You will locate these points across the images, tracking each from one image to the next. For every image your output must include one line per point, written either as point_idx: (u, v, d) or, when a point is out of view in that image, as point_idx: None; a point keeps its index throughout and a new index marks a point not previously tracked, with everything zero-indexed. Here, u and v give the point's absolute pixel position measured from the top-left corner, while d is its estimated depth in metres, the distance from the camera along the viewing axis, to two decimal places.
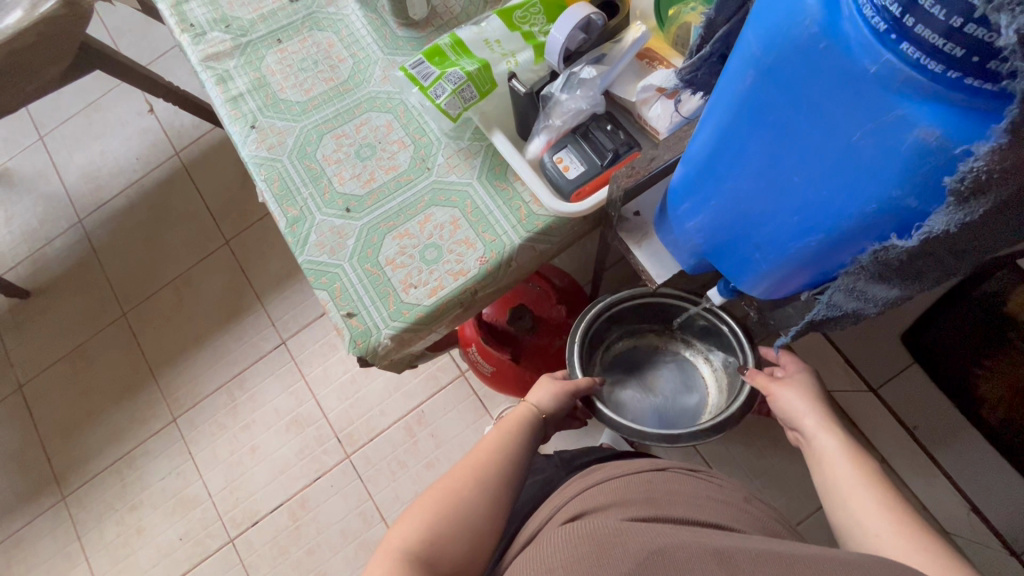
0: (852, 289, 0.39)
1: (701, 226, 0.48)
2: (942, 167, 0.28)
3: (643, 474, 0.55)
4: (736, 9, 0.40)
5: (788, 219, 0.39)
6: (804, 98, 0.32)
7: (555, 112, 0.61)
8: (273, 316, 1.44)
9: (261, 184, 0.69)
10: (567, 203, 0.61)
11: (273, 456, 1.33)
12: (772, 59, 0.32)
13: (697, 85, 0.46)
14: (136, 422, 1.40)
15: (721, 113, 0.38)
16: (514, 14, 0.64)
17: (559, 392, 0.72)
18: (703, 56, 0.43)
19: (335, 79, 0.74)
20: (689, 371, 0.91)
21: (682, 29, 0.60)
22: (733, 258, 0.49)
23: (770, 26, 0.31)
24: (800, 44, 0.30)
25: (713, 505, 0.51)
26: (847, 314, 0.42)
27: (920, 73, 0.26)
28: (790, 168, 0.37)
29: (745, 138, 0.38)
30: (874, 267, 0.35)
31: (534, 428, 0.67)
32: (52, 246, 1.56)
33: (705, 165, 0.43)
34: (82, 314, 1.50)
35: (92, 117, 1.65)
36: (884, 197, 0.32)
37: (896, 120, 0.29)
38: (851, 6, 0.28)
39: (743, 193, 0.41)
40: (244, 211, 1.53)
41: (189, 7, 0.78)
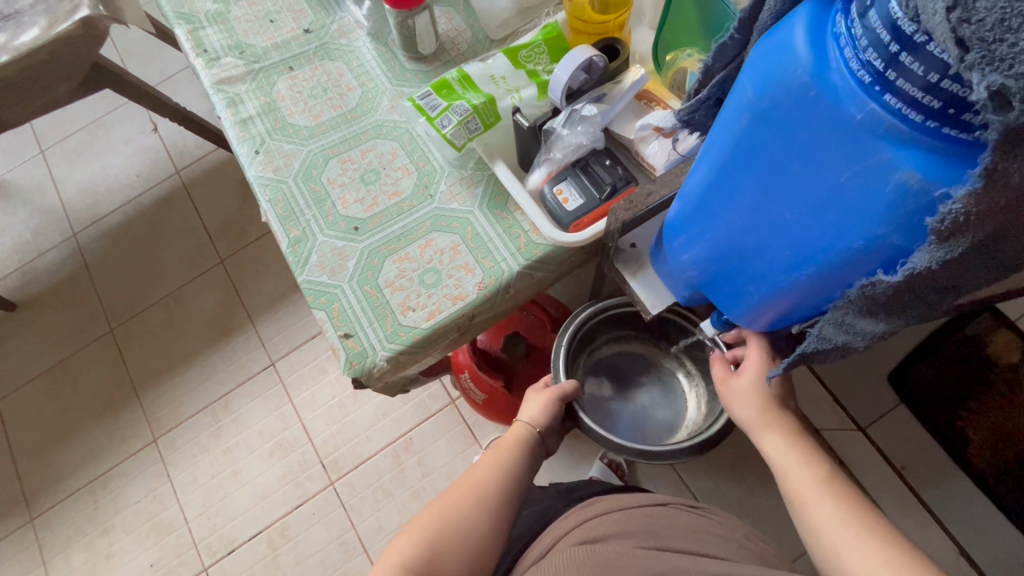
0: (842, 322, 0.39)
1: (696, 258, 0.49)
2: (922, 208, 0.30)
3: (643, 507, 0.55)
4: (731, 59, 0.42)
5: (780, 252, 0.41)
6: (795, 138, 0.34)
7: (555, 145, 0.62)
8: (263, 338, 1.43)
9: (265, 206, 0.70)
10: (565, 233, 0.62)
11: (255, 481, 1.31)
12: (765, 103, 0.35)
13: (694, 125, 0.48)
14: (115, 441, 1.37)
15: (717, 152, 0.40)
16: (520, 53, 0.67)
17: (553, 408, 0.70)
18: (701, 99, 0.45)
19: (343, 106, 0.77)
20: (672, 390, 0.91)
21: (679, 73, 0.63)
22: (724, 289, 0.50)
23: (763, 75, 0.34)
24: (792, 91, 0.33)
25: (714, 540, 0.51)
26: (837, 347, 0.42)
27: (901, 121, 0.29)
28: (780, 205, 0.38)
29: (741, 176, 0.40)
30: (862, 302, 0.36)
31: (533, 453, 0.68)
32: (43, 259, 1.55)
33: (699, 200, 0.45)
34: (70, 329, 1.48)
35: (95, 134, 1.67)
36: (871, 234, 0.34)
37: (880, 164, 0.31)
38: (840, 60, 0.30)
39: (736, 226, 0.43)
40: (241, 231, 1.54)
41: (205, 33, 0.81)
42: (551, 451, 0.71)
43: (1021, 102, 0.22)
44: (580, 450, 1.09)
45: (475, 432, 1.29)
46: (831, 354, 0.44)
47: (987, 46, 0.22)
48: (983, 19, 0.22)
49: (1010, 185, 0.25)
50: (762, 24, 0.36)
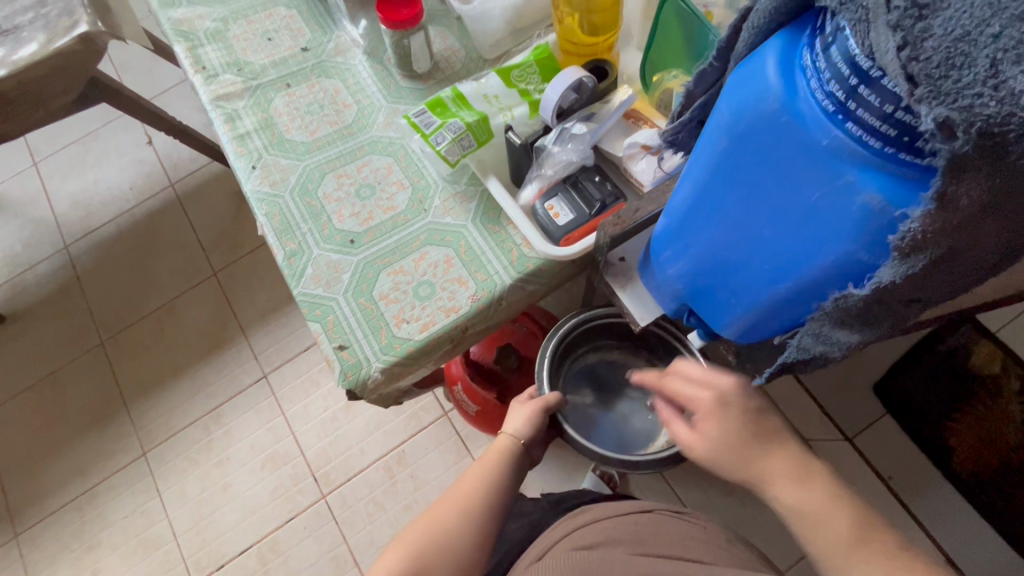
0: (819, 335, 0.41)
1: (682, 272, 0.51)
2: (885, 227, 0.32)
3: (630, 515, 0.56)
4: (711, 84, 0.44)
5: (760, 267, 0.43)
6: (769, 160, 0.36)
7: (547, 162, 0.64)
8: (256, 350, 1.43)
9: (262, 219, 0.71)
10: (557, 247, 0.64)
11: (245, 494, 1.30)
12: (742, 127, 0.36)
13: (678, 145, 0.51)
14: (104, 455, 1.36)
15: (699, 171, 0.42)
16: (512, 72, 0.69)
17: (537, 420, 0.71)
18: (684, 120, 0.47)
19: (339, 123, 0.78)
20: (650, 397, 0.91)
21: (665, 93, 0.66)
22: (708, 302, 0.52)
23: (739, 101, 0.36)
24: (765, 116, 0.35)
25: (699, 545, 0.52)
26: (814, 359, 0.44)
27: (863, 147, 0.31)
28: (759, 222, 0.40)
29: (722, 194, 0.42)
30: (837, 315, 0.38)
31: (517, 466, 0.67)
32: (34, 271, 1.54)
33: (683, 216, 0.47)
34: (60, 341, 1.47)
35: (89, 147, 1.67)
36: (841, 251, 0.35)
37: (846, 185, 0.33)
38: (808, 89, 0.32)
39: (718, 242, 0.45)
40: (234, 244, 1.54)
41: (204, 50, 0.82)
42: (536, 463, 0.71)
43: (965, 133, 0.24)
44: (572, 461, 1.09)
45: (468, 444, 1.29)
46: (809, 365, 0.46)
47: (933, 82, 0.25)
48: (930, 58, 0.25)
49: (960, 209, 0.27)
50: (738, 53, 0.38)
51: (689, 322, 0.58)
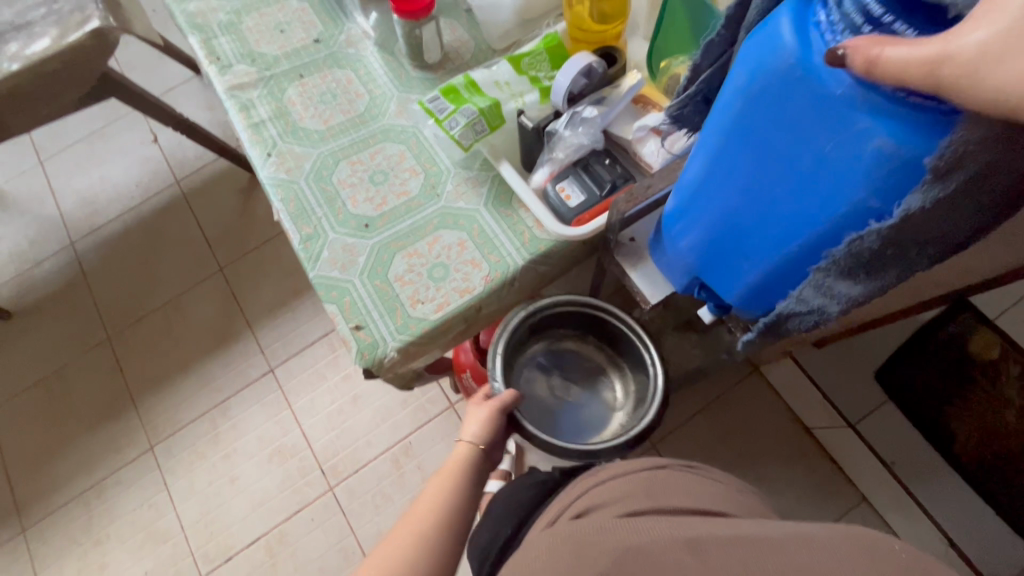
0: (820, 285, 0.42)
1: (696, 242, 0.53)
2: (899, 169, 0.33)
3: (641, 472, 0.60)
4: (717, 56, 0.46)
5: (774, 226, 0.44)
6: (783, 116, 0.38)
7: (558, 146, 0.66)
8: (262, 344, 1.44)
9: (278, 205, 0.73)
10: (568, 227, 0.65)
11: (252, 487, 1.31)
12: (756, 87, 0.38)
13: (682, 121, 0.52)
14: (111, 449, 1.36)
15: (714, 137, 0.44)
16: (523, 60, 0.71)
17: (494, 422, 0.74)
18: (690, 95, 0.49)
19: (351, 112, 0.80)
20: (603, 387, 0.93)
21: (672, 79, 0.68)
22: (719, 270, 0.53)
23: (753, 61, 0.37)
24: (779, 72, 0.36)
25: (706, 491, 0.57)
26: (815, 314, 0.45)
27: (874, 93, 0.32)
28: (773, 181, 0.42)
29: (736, 156, 0.43)
30: (847, 264, 0.39)
31: (480, 469, 0.71)
32: (41, 268, 1.55)
33: (698, 185, 0.49)
34: (66, 337, 1.48)
35: (95, 145, 1.68)
36: (855, 199, 0.36)
37: (860, 131, 0.34)
38: (821, 44, 0.34)
39: (732, 206, 0.46)
40: (240, 240, 1.55)
41: (218, 42, 0.84)
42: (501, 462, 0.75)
43: None
44: None
45: None
46: (808, 320, 0.47)
47: None
48: None
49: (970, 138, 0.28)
50: (750, 21, 0.40)
51: (700, 295, 0.59)
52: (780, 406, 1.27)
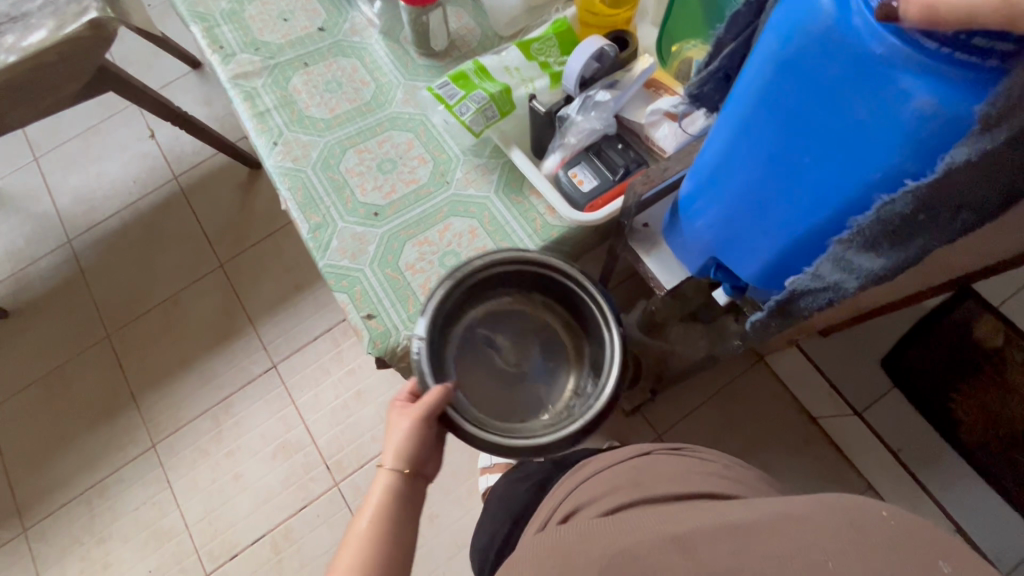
0: (840, 259, 0.42)
1: (717, 219, 0.53)
2: (937, 133, 0.33)
3: (630, 462, 0.62)
4: (743, 28, 0.45)
5: (801, 197, 0.43)
6: (816, 79, 0.37)
7: (570, 130, 0.65)
8: (265, 340, 1.43)
9: (285, 194, 0.72)
10: (581, 212, 0.64)
11: (257, 484, 1.30)
12: (788, 52, 0.37)
13: (702, 99, 0.53)
14: (112, 448, 1.35)
15: (742, 107, 0.43)
16: (532, 46, 0.70)
17: (420, 433, 0.56)
18: (710, 71, 0.49)
19: (358, 100, 0.79)
20: (561, 354, 0.75)
21: (684, 62, 0.67)
22: (740, 246, 0.53)
23: (787, 24, 0.36)
24: (815, 36, 0.35)
25: (700, 477, 0.56)
26: (827, 289, 0.44)
27: (919, 51, 0.31)
28: (801, 149, 0.41)
29: (763, 126, 0.43)
30: (873, 233, 0.38)
31: (409, 497, 0.56)
32: (37, 265, 1.53)
33: (722, 157, 0.48)
34: (64, 335, 1.46)
35: (91, 140, 1.66)
36: (889, 165, 0.36)
37: (901, 93, 0.33)
38: (859, 4, 0.33)
39: (757, 178, 0.46)
40: (240, 235, 1.54)
41: (221, 30, 0.83)
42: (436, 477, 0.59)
43: None
44: None
45: None
46: (818, 300, 0.46)
47: None
48: None
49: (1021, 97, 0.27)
50: None
51: (715, 276, 0.59)
52: (786, 396, 1.27)
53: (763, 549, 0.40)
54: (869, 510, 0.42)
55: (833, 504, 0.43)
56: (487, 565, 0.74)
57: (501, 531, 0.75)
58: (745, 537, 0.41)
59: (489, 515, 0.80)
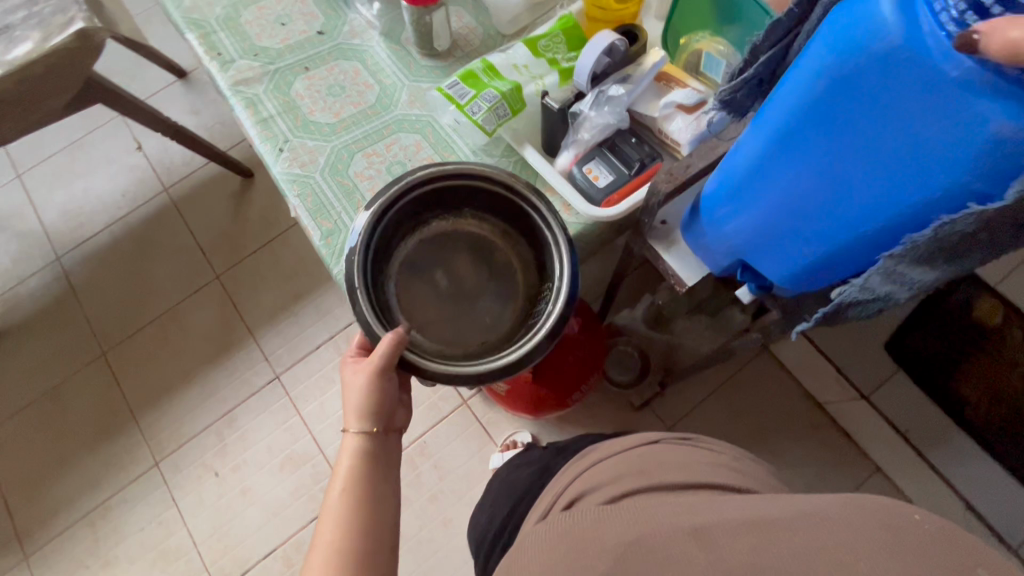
0: (891, 272, 0.43)
1: (746, 227, 0.53)
2: (1010, 156, 0.33)
3: (635, 450, 0.61)
4: (782, 35, 0.46)
5: (845, 208, 0.44)
6: (874, 96, 0.38)
7: (583, 126, 0.65)
8: (266, 351, 1.41)
9: (294, 201, 0.71)
10: (597, 208, 0.64)
11: (266, 498, 1.28)
12: (845, 69, 0.38)
13: (732, 105, 0.53)
14: (113, 468, 1.32)
15: (785, 118, 0.44)
16: (539, 42, 0.69)
17: (379, 388, 0.60)
18: (745, 79, 0.50)
19: (362, 103, 0.78)
20: (511, 274, 0.72)
21: (694, 55, 0.67)
22: (771, 254, 0.53)
23: (846, 43, 0.37)
24: (879, 55, 0.36)
25: (706, 467, 0.57)
26: (878, 297, 0.46)
27: (996, 74, 0.32)
28: (850, 162, 0.42)
29: (808, 138, 0.43)
30: (929, 248, 0.39)
31: (379, 450, 0.62)
32: (26, 285, 1.49)
33: (757, 167, 0.49)
34: (57, 355, 1.42)
35: (76, 155, 1.62)
36: (952, 183, 0.37)
37: (974, 115, 0.33)
38: (929, 25, 0.34)
39: (796, 188, 0.47)
40: (235, 245, 1.51)
41: (217, 37, 0.81)
42: (407, 424, 0.65)
43: None
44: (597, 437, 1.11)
45: (490, 431, 1.29)
46: (867, 308, 0.48)
47: None
48: None
49: None
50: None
51: (740, 277, 0.60)
52: (791, 383, 1.28)
53: (785, 546, 0.40)
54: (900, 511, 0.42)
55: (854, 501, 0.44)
56: (485, 547, 0.75)
57: (499, 515, 0.76)
58: (765, 533, 0.42)
59: (491, 498, 0.81)
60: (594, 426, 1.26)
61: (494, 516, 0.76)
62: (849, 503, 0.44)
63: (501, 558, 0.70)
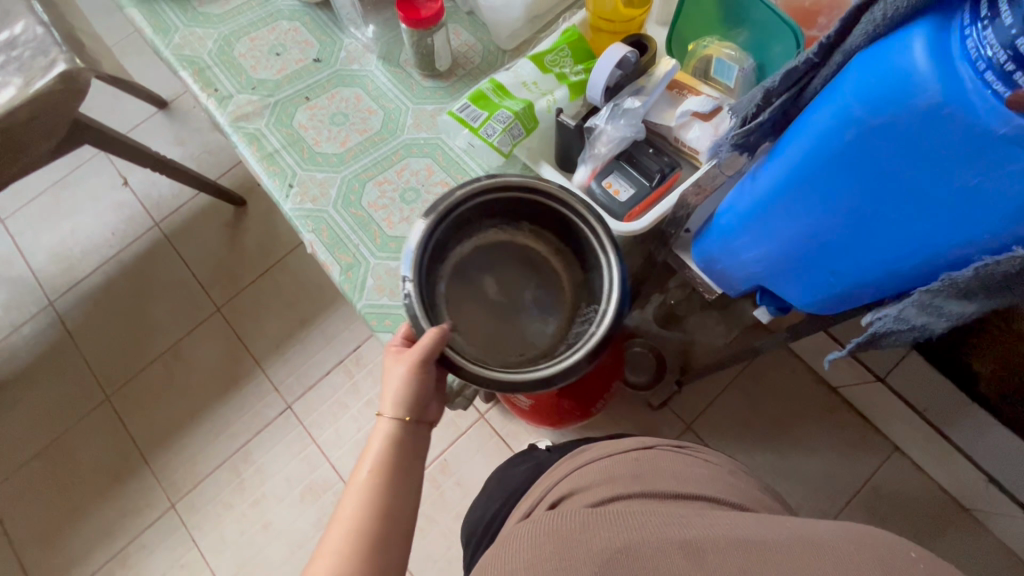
0: (928, 305, 0.43)
1: (772, 254, 0.55)
2: None
3: (630, 453, 0.61)
4: (793, 83, 0.47)
5: (883, 243, 0.46)
6: (914, 146, 0.39)
7: (599, 141, 0.64)
8: (275, 381, 1.38)
9: (310, 237, 0.70)
10: (620, 223, 0.63)
11: (289, 530, 1.26)
12: (882, 121, 0.39)
13: (746, 148, 0.53)
14: (129, 514, 1.29)
15: (815, 161, 0.45)
16: (545, 58, 0.69)
17: (417, 381, 0.58)
18: (758, 123, 0.50)
19: (368, 130, 0.76)
20: (558, 289, 0.71)
21: (702, 61, 0.67)
22: (803, 280, 0.55)
23: (885, 96, 0.38)
24: (920, 110, 0.37)
25: (701, 478, 0.57)
26: (913, 330, 0.46)
27: None
28: (887, 203, 0.43)
29: (840, 181, 0.44)
30: (967, 284, 0.40)
31: (413, 439, 0.61)
32: (20, 333, 1.45)
33: (783, 204, 0.50)
34: (60, 401, 1.38)
35: (59, 196, 1.57)
36: (997, 227, 0.39)
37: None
38: (973, 83, 0.34)
39: (828, 224, 0.48)
40: (234, 276, 1.48)
41: (212, 72, 0.79)
42: (438, 418, 0.63)
43: None
44: None
45: (509, 443, 1.28)
46: (902, 338, 0.48)
47: None
48: None
49: None
50: (850, 45, 0.41)
51: (760, 300, 0.64)
52: (804, 369, 1.29)
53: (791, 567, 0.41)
54: (897, 550, 0.43)
55: (840, 536, 0.45)
56: (475, 537, 0.75)
57: (491, 509, 0.76)
58: (759, 557, 0.42)
59: (485, 493, 0.81)
60: (612, 429, 1.26)
61: (488, 508, 0.76)
62: (851, 538, 0.44)
63: (487, 550, 0.71)
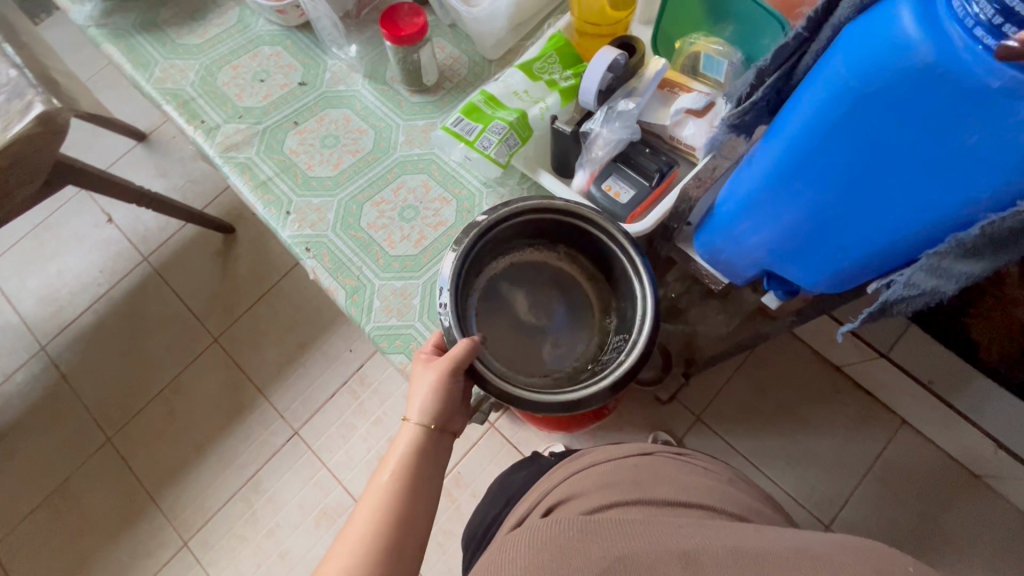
0: (936, 268, 0.42)
1: (779, 235, 0.55)
2: None
3: (629, 458, 0.61)
4: (786, 59, 0.47)
5: (888, 213, 0.45)
6: (909, 110, 0.39)
7: (595, 145, 0.65)
8: (280, 408, 1.36)
9: (312, 264, 0.69)
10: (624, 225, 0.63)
11: (306, 558, 1.24)
12: (874, 88, 0.39)
13: (740, 128, 0.53)
14: (141, 556, 1.27)
15: (812, 136, 0.45)
16: (534, 66, 0.69)
17: (446, 389, 0.58)
18: (753, 102, 0.50)
19: (360, 150, 0.76)
20: (588, 312, 0.70)
21: (690, 57, 0.67)
22: (811, 259, 0.55)
23: (875, 62, 0.38)
24: (911, 73, 0.37)
25: (700, 487, 0.57)
26: (926, 294, 0.44)
27: None
28: (888, 171, 0.43)
29: (840, 152, 0.44)
30: (973, 243, 0.39)
31: (434, 448, 0.59)
32: (13, 380, 1.42)
33: (784, 182, 0.50)
34: (61, 446, 1.35)
35: (43, 238, 1.54)
36: (999, 184, 0.38)
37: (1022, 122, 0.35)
38: (962, 40, 0.34)
39: (833, 199, 0.48)
40: (230, 305, 1.46)
41: (197, 103, 0.78)
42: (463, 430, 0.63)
43: None
44: None
45: (521, 449, 1.27)
46: (913, 306, 0.46)
47: None
48: None
49: None
50: (839, 19, 0.41)
51: (768, 285, 0.65)
52: (807, 352, 1.30)
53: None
54: (895, 562, 0.43)
55: (836, 550, 0.45)
56: (475, 541, 0.75)
57: (491, 512, 0.76)
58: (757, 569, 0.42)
59: (488, 497, 0.80)
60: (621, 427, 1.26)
61: (489, 510, 0.76)
62: (850, 548, 0.44)
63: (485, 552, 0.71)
